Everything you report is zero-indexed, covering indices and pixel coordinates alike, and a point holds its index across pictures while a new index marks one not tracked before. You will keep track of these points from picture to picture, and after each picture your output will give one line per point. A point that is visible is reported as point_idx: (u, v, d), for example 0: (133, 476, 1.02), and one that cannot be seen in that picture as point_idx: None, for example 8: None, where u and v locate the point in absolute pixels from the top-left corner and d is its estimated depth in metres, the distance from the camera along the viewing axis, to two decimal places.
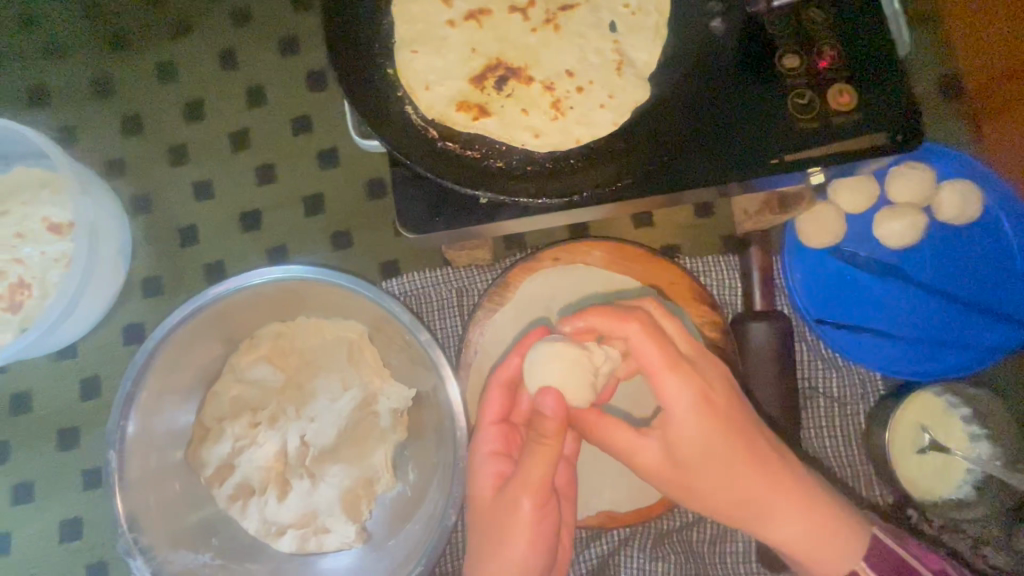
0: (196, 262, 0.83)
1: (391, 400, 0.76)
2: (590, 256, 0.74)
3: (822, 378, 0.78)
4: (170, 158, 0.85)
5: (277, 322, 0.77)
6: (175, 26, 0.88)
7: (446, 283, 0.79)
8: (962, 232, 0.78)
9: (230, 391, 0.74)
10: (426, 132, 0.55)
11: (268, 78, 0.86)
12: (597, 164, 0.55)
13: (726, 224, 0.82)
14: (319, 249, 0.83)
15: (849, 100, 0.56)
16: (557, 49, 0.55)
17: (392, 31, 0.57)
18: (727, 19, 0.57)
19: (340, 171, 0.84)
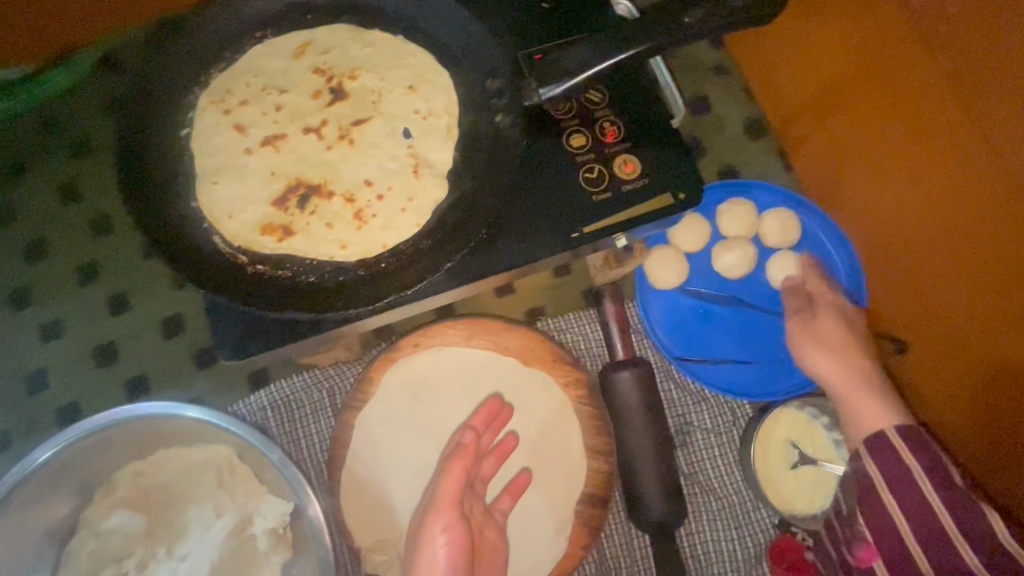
0: (48, 409, 0.79)
1: (267, 520, 0.72)
2: (450, 335, 0.75)
3: (694, 412, 0.82)
4: (13, 304, 0.82)
5: (137, 460, 0.73)
6: (10, 169, 0.87)
7: (315, 384, 0.78)
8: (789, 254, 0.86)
9: (87, 546, 0.69)
10: (235, 259, 0.56)
11: (114, 205, 0.86)
12: (408, 265, 0.57)
13: (584, 279, 0.86)
14: (181, 372, 0.81)
15: (634, 168, 0.62)
16: (356, 162, 0.58)
17: (193, 165, 0.58)
18: (510, 110, 0.61)
19: (197, 287, 0.83)
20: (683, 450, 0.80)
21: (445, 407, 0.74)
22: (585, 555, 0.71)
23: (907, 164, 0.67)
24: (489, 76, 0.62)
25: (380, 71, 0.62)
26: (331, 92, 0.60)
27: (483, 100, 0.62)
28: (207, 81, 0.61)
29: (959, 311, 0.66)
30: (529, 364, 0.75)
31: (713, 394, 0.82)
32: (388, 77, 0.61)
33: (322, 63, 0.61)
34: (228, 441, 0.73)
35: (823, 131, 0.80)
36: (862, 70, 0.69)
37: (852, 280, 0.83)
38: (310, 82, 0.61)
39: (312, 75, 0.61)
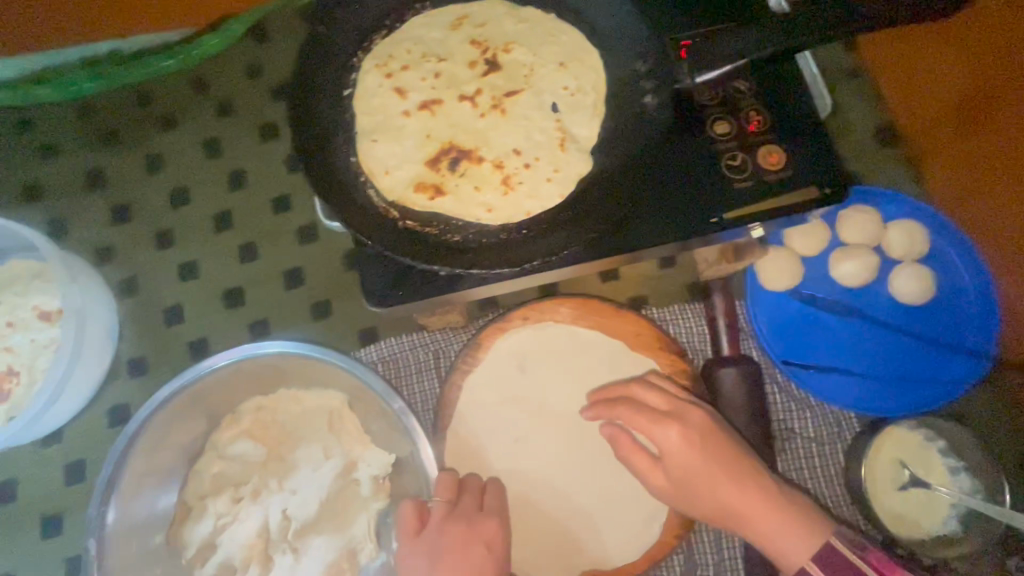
0: (181, 341, 0.86)
1: (372, 468, 0.76)
2: (559, 313, 0.76)
3: (797, 419, 0.79)
4: (156, 243, 0.90)
5: (259, 396, 0.79)
6: (161, 120, 0.94)
7: (422, 346, 0.81)
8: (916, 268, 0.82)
9: (212, 468, 0.75)
10: (387, 213, 0.59)
11: (249, 162, 0.92)
12: (549, 233, 0.58)
13: (690, 273, 0.85)
14: (299, 322, 0.86)
15: (778, 159, 0.61)
16: (506, 131, 0.61)
17: (355, 123, 0.62)
18: (658, 94, 0.62)
19: (318, 245, 0.88)
20: (783, 456, 0.78)
21: (549, 382, 0.75)
22: (676, 544, 0.71)
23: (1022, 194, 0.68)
24: (637, 59, 0.63)
25: (533, 47, 0.64)
26: (486, 63, 0.63)
27: (629, 83, 0.63)
28: (371, 46, 0.65)
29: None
30: (634, 348, 0.76)
31: (818, 402, 0.80)
32: (540, 52, 0.63)
33: (478, 35, 0.64)
34: (342, 387, 0.78)
35: (950, 150, 0.78)
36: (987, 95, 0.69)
37: (984, 301, 0.79)
38: (466, 53, 0.64)
39: (468, 46, 0.64)
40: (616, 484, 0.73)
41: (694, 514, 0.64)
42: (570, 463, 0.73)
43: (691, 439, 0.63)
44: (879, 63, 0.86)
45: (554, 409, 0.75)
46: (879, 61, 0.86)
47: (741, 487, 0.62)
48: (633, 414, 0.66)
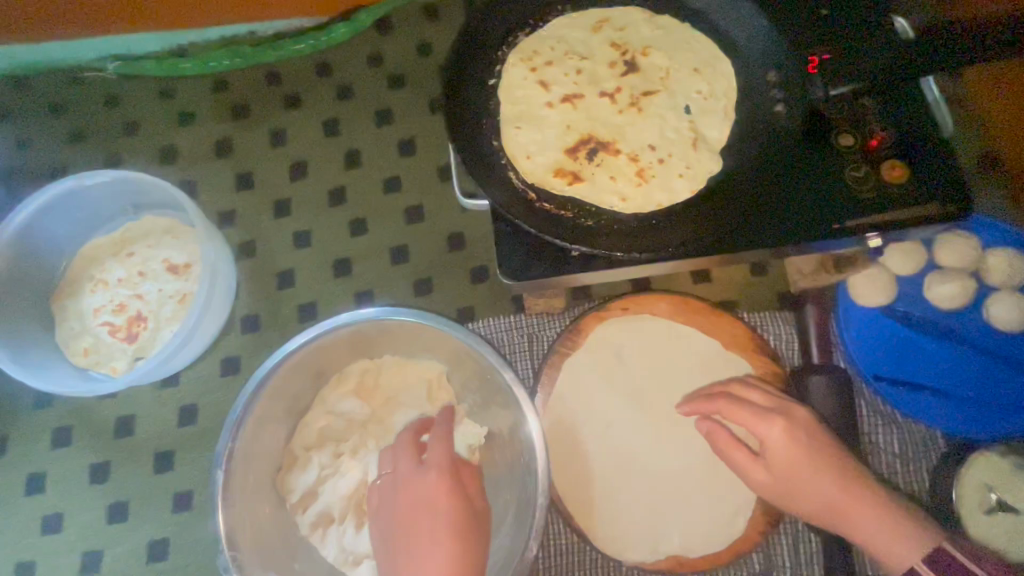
0: (290, 304, 0.92)
1: (468, 438, 0.79)
2: (657, 307, 0.80)
3: (882, 434, 0.81)
4: (274, 211, 0.97)
5: (365, 359, 0.84)
6: (287, 99, 1.02)
7: (518, 328, 0.86)
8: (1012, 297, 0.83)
9: (319, 422, 0.80)
10: (526, 195, 0.63)
11: (364, 144, 0.99)
12: (679, 224, 0.62)
13: (780, 282, 0.88)
14: (401, 296, 0.91)
15: (900, 173, 0.64)
16: (642, 127, 0.65)
17: (498, 110, 0.67)
18: (788, 104, 0.65)
19: (424, 226, 0.94)
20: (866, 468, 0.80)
21: (644, 372, 0.79)
22: (760, 541, 0.73)
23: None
24: (768, 69, 0.67)
25: (669, 52, 0.68)
26: (625, 64, 0.67)
27: (759, 90, 0.66)
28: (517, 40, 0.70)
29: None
30: (729, 348, 0.78)
31: (904, 419, 0.81)
32: (675, 58, 0.67)
33: (618, 37, 0.69)
34: (442, 358, 0.83)
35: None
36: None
37: None
38: (606, 53, 0.68)
39: (607, 47, 0.68)
40: (704, 476, 0.75)
41: (795, 514, 0.67)
42: (661, 452, 0.76)
43: (796, 435, 0.66)
44: (981, 96, 0.88)
45: (646, 399, 0.78)
46: (980, 93, 0.88)
47: (844, 482, 0.64)
48: (733, 407, 0.69)
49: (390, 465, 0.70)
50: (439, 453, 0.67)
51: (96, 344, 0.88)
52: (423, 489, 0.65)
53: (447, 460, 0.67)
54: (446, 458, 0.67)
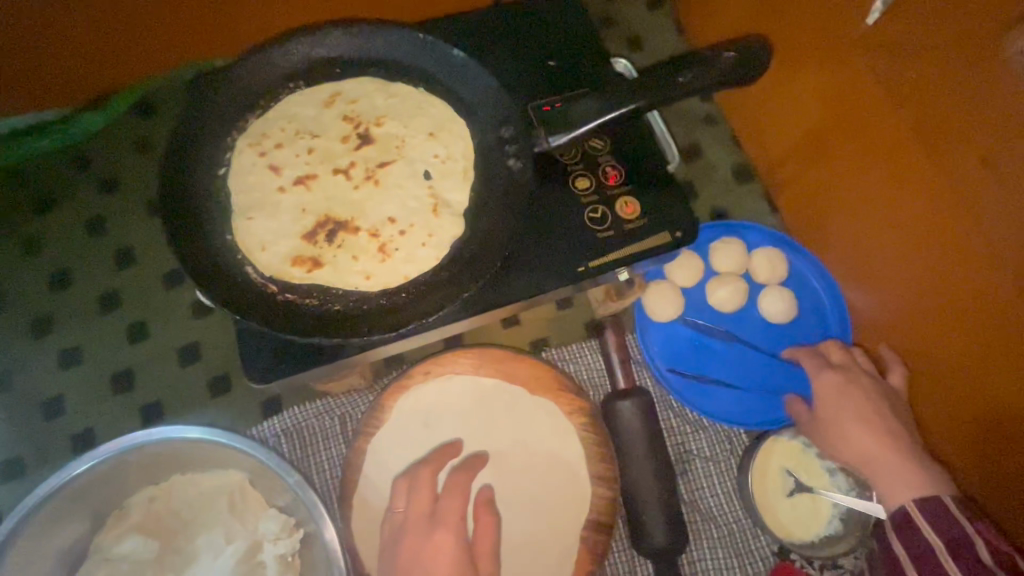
0: (62, 435, 0.80)
1: (278, 547, 0.73)
2: (460, 364, 0.78)
3: (694, 441, 0.85)
4: (35, 331, 0.85)
5: (151, 486, 0.75)
6: (41, 203, 0.92)
7: (327, 412, 0.80)
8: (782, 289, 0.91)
9: (97, 574, 0.70)
10: (267, 288, 0.60)
11: (139, 239, 0.91)
12: (431, 295, 0.61)
13: (585, 312, 0.90)
14: (196, 400, 0.83)
15: (634, 208, 0.67)
16: (381, 200, 0.64)
17: (229, 203, 0.63)
18: (521, 156, 0.66)
19: (214, 317, 0.86)
20: (683, 478, 0.83)
21: (456, 434, 0.77)
22: None
23: (864, 177, 0.75)
24: (501, 125, 0.68)
25: (403, 119, 0.68)
26: (359, 137, 0.67)
27: (495, 147, 0.68)
28: (247, 125, 0.67)
29: (922, 284, 0.71)
30: (536, 392, 0.78)
31: (710, 423, 0.85)
32: (410, 125, 0.68)
33: (350, 110, 0.68)
34: (242, 467, 0.75)
35: (797, 167, 0.87)
36: (816, 107, 0.79)
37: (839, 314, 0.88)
38: (339, 128, 0.67)
39: (340, 121, 0.67)
40: (526, 526, 0.75)
41: None
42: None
43: None
44: (732, 111, 0.97)
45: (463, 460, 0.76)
46: (732, 108, 0.97)
47: None
48: None
49: (402, 503, 0.65)
50: (455, 505, 0.62)
51: None
52: (429, 544, 0.59)
53: (457, 514, 0.62)
54: (461, 513, 0.62)
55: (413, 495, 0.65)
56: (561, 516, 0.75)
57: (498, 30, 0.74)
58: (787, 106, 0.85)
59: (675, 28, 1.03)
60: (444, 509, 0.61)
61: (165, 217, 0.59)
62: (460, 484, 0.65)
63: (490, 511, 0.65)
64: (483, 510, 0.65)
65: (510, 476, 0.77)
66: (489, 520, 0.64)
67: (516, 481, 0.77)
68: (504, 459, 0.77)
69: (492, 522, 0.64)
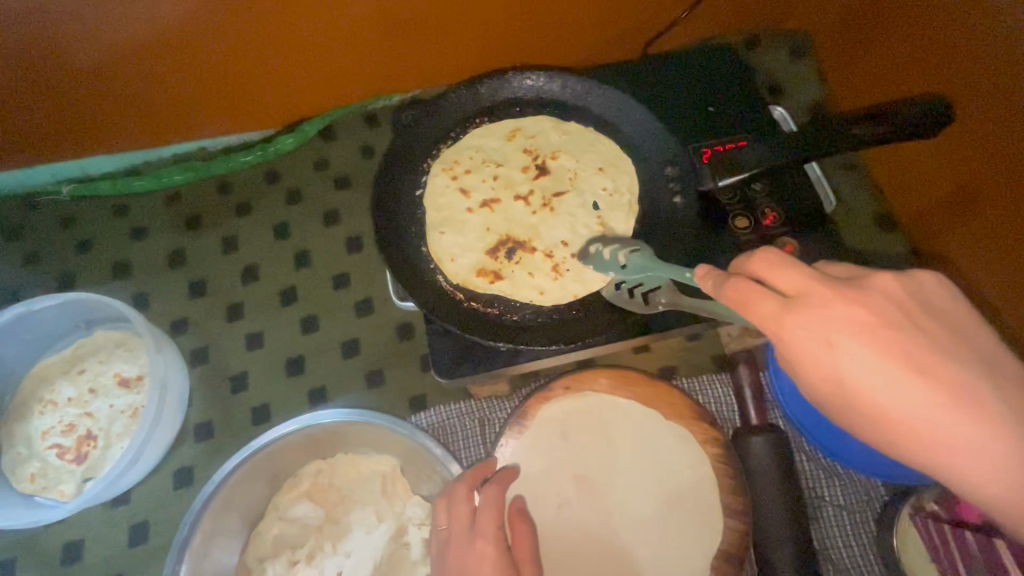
0: (245, 407, 0.93)
1: (422, 530, 0.80)
2: (597, 383, 0.83)
3: (826, 487, 0.83)
4: (227, 314, 0.99)
5: (319, 460, 0.85)
6: (238, 206, 1.07)
7: (469, 414, 0.88)
8: None
9: (272, 530, 0.80)
10: (454, 295, 0.69)
11: (314, 243, 1.04)
12: (600, 315, 0.67)
13: (715, 345, 0.93)
14: (354, 389, 0.93)
15: (792, 248, 0.70)
16: (555, 226, 0.73)
17: (425, 218, 0.73)
18: (685, 196, 0.73)
19: (373, 318, 0.98)
20: (814, 525, 0.82)
21: (591, 449, 0.81)
22: None
23: None
24: (666, 164, 0.75)
25: (577, 154, 0.76)
26: (537, 168, 0.76)
27: (659, 185, 0.74)
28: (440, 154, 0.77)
29: None
30: (670, 417, 0.81)
31: (845, 470, 0.84)
32: (582, 159, 0.75)
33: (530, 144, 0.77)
34: (397, 453, 0.84)
35: (962, 230, 0.83)
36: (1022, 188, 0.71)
37: None
38: (520, 159, 0.76)
39: (521, 154, 0.76)
40: (656, 547, 0.77)
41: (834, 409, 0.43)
42: (613, 525, 0.78)
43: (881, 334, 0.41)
44: (872, 160, 0.98)
45: (595, 474, 0.81)
46: (874, 159, 0.98)
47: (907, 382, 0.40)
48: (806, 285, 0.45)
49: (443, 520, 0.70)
50: (490, 519, 0.66)
51: (43, 468, 0.87)
52: (472, 554, 0.63)
53: (494, 527, 0.65)
54: (493, 525, 0.65)
55: (454, 509, 0.69)
56: (692, 544, 0.76)
57: (660, 80, 0.82)
58: (980, 172, 0.77)
59: (817, 76, 1.05)
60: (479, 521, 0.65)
61: (378, 230, 0.70)
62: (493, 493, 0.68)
63: (525, 521, 0.68)
64: (519, 520, 0.68)
65: (640, 495, 0.79)
66: (524, 530, 0.66)
67: (647, 502, 0.79)
68: (634, 477, 0.80)
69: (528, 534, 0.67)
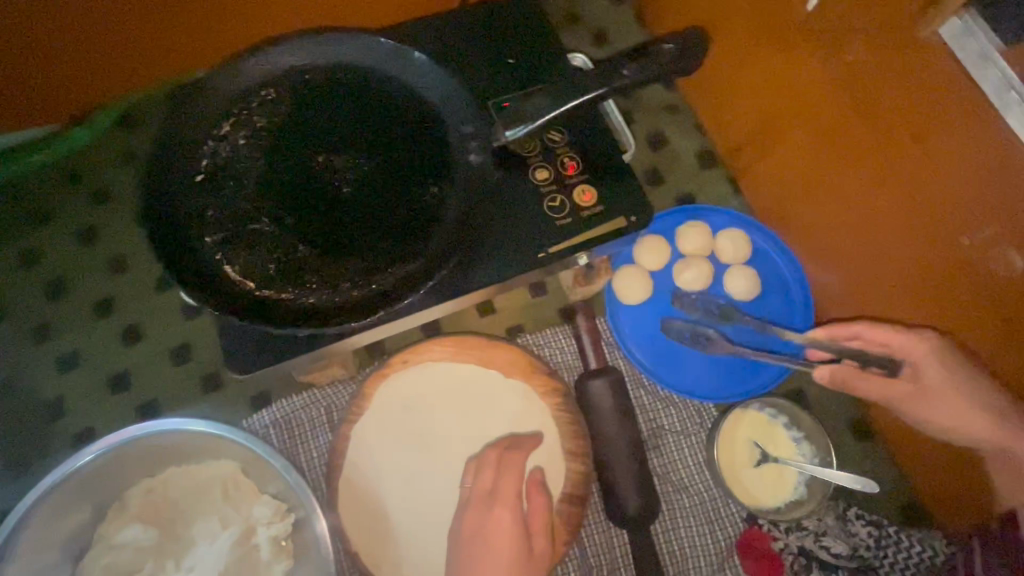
0: (67, 434, 0.85)
1: (271, 529, 0.78)
2: (435, 352, 0.82)
3: (665, 417, 0.88)
4: (34, 337, 0.89)
5: (147, 477, 0.79)
6: (32, 215, 0.94)
7: (313, 403, 0.84)
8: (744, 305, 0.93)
9: (101, 559, 0.75)
10: (243, 285, 0.64)
11: (128, 246, 0.94)
12: (401, 291, 0.65)
13: (559, 298, 0.94)
14: (191, 397, 0.87)
15: (591, 197, 0.71)
16: (346, 174, 0.69)
17: (207, 205, 0.67)
18: (481, 154, 0.70)
19: (205, 319, 0.91)
20: (656, 452, 0.87)
21: (435, 420, 0.81)
22: (565, 552, 0.77)
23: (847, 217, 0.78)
24: (466, 123, 0.71)
25: (352, 105, 0.72)
26: (307, 122, 0.71)
27: (455, 147, 0.70)
28: (231, 143, 0.69)
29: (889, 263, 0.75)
30: (510, 375, 0.83)
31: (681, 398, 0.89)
32: (353, 112, 0.72)
33: (365, 150, 0.70)
34: (234, 457, 0.79)
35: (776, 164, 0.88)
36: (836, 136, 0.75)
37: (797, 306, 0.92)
38: (286, 119, 0.71)
39: (289, 111, 0.71)
40: None
41: None
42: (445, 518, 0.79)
43: None
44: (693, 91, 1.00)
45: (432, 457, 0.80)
46: (696, 88, 0.99)
47: None
48: None
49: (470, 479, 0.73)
50: (511, 484, 0.69)
51: None
52: (491, 521, 0.66)
53: (514, 491, 0.68)
54: (516, 491, 0.68)
55: (480, 474, 0.71)
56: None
57: (457, 34, 0.78)
58: (790, 120, 0.81)
59: (637, 20, 1.04)
60: (502, 486, 0.69)
61: (165, 232, 0.65)
62: (513, 461, 0.72)
63: (543, 492, 0.71)
64: (535, 490, 0.71)
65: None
66: (541, 500, 0.70)
67: None
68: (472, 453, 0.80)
69: (545, 498, 0.70)
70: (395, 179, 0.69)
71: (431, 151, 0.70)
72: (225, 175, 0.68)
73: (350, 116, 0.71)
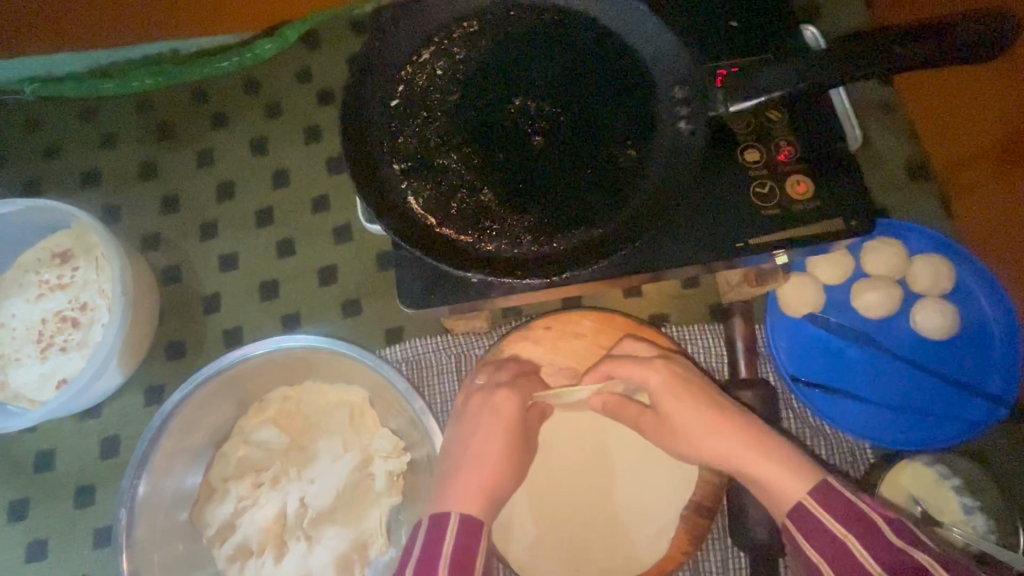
0: (217, 329, 0.90)
1: (388, 463, 0.79)
2: (582, 325, 0.77)
3: (812, 448, 0.80)
4: (201, 233, 0.94)
5: (286, 386, 0.83)
6: (213, 117, 0.99)
7: (446, 349, 0.85)
8: (931, 344, 0.81)
9: (238, 452, 0.79)
10: (425, 220, 0.62)
11: (293, 161, 0.97)
12: (586, 254, 0.61)
13: (712, 292, 0.86)
14: (329, 317, 0.90)
15: (805, 189, 0.63)
16: (541, 120, 0.65)
17: (399, 132, 0.65)
18: (692, 121, 0.62)
19: (353, 244, 0.92)
20: None
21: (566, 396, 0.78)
22: (684, 562, 0.72)
23: None
24: (678, 84, 0.64)
25: (556, 47, 0.67)
26: (507, 58, 0.66)
27: (663, 107, 0.64)
28: (428, 69, 0.66)
29: None
30: None
31: (834, 430, 0.81)
32: (555, 56, 0.66)
33: (565, 98, 0.65)
34: (365, 385, 0.81)
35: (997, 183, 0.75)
36: None
37: (999, 356, 0.79)
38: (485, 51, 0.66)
39: (490, 44, 0.67)
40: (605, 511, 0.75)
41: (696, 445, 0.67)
42: (560, 502, 0.76)
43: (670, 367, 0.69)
44: (912, 89, 0.86)
45: (559, 435, 0.77)
46: (918, 88, 0.85)
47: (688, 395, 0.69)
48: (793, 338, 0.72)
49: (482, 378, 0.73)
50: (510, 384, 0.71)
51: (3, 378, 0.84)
52: None
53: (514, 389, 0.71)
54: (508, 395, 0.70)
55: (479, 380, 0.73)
56: (660, 507, 0.74)
57: None
58: None
59: None
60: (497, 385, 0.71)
61: (358, 151, 0.63)
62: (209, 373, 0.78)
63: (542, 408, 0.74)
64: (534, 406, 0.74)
65: (602, 462, 0.76)
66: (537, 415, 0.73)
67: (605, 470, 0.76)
68: (598, 440, 0.77)
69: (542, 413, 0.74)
70: (592, 134, 0.64)
71: (636, 111, 0.64)
72: (418, 104, 0.65)
73: (553, 58, 0.66)
